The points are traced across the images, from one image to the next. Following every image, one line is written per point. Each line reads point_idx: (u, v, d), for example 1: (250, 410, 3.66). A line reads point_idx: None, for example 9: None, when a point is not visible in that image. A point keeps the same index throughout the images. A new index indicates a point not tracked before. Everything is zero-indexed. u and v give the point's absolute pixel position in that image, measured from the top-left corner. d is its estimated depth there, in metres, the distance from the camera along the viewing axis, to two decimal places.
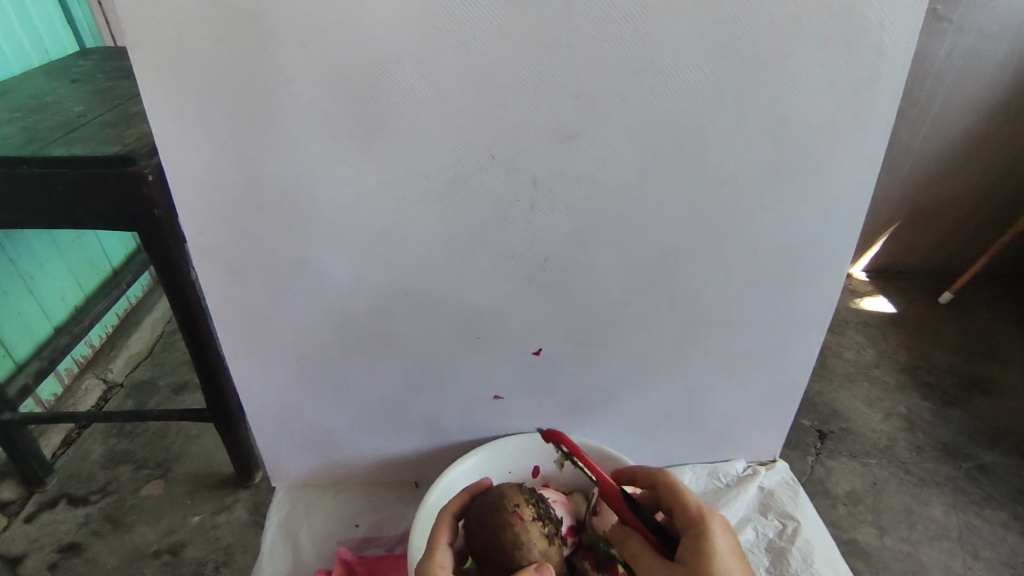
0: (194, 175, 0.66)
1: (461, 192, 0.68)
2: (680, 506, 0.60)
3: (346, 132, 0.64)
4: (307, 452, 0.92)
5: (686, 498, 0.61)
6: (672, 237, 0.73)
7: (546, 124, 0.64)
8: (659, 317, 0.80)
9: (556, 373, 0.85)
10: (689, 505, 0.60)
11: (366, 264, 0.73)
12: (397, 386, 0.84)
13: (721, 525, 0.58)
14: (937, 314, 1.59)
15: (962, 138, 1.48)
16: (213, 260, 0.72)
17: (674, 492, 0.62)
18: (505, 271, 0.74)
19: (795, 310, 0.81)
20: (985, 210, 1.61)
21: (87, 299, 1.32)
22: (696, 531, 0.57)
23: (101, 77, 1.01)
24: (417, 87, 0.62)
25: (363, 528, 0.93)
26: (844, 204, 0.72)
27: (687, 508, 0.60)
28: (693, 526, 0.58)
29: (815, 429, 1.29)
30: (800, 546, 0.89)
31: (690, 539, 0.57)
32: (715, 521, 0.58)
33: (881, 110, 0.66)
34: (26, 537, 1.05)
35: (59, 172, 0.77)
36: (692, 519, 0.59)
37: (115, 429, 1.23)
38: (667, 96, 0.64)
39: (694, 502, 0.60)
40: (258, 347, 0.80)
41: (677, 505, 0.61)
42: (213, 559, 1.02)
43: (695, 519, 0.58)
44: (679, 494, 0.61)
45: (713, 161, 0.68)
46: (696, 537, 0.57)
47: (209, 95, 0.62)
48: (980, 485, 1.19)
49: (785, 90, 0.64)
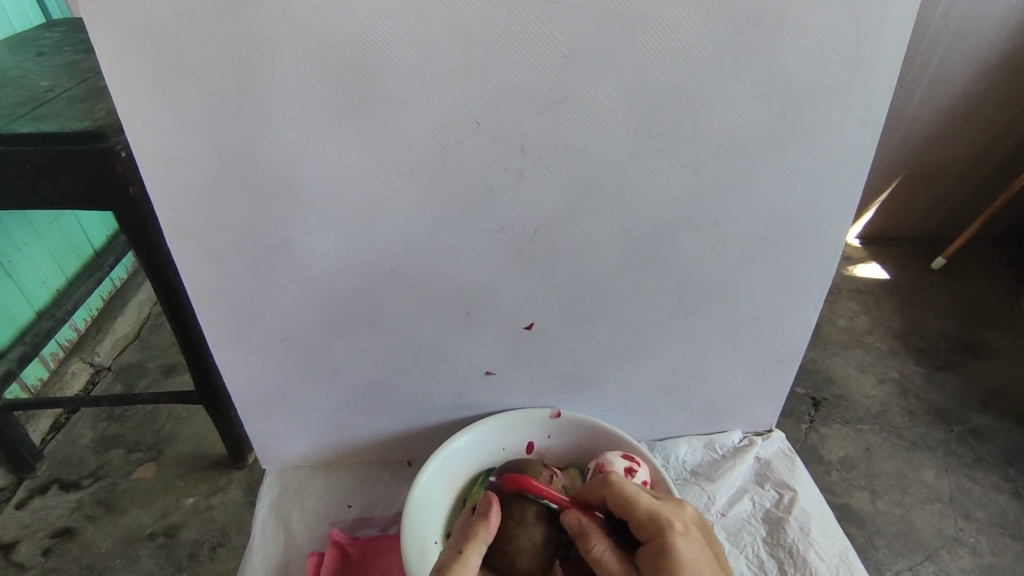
0: (166, 151, 0.63)
1: (448, 161, 0.65)
2: (635, 517, 0.57)
3: (326, 102, 0.61)
4: (296, 432, 0.90)
5: (640, 507, 0.57)
6: (664, 206, 0.71)
7: (536, 88, 0.61)
8: (653, 287, 0.78)
9: (548, 347, 0.83)
10: (645, 517, 0.56)
11: (350, 239, 0.70)
12: (387, 364, 0.83)
13: (682, 534, 0.55)
14: (929, 279, 1.58)
15: (960, 100, 1.45)
16: (190, 238, 0.69)
17: (624, 501, 0.58)
18: (495, 244, 0.72)
19: (792, 280, 0.79)
20: (980, 173, 1.59)
21: (69, 282, 1.28)
22: (657, 547, 0.55)
23: (69, 50, 0.96)
24: (400, 51, 0.58)
25: (356, 509, 0.92)
26: (843, 167, 0.70)
27: (643, 521, 0.57)
28: (653, 540, 0.56)
29: (808, 397, 1.29)
30: (797, 515, 0.89)
31: (651, 556, 0.55)
32: (675, 529, 0.55)
33: (883, 67, 0.63)
34: (18, 523, 1.03)
35: (25, 150, 0.73)
36: (651, 532, 0.56)
37: (104, 413, 1.21)
38: (661, 55, 0.61)
39: (649, 514, 0.56)
40: (242, 327, 0.77)
41: (632, 516, 0.57)
42: (209, 541, 1.01)
43: (653, 532, 0.56)
44: (632, 505, 0.57)
45: (709, 125, 0.65)
46: (658, 553, 0.55)
47: (179, 65, 0.58)
48: (971, 448, 1.20)
49: (785, 48, 0.61)
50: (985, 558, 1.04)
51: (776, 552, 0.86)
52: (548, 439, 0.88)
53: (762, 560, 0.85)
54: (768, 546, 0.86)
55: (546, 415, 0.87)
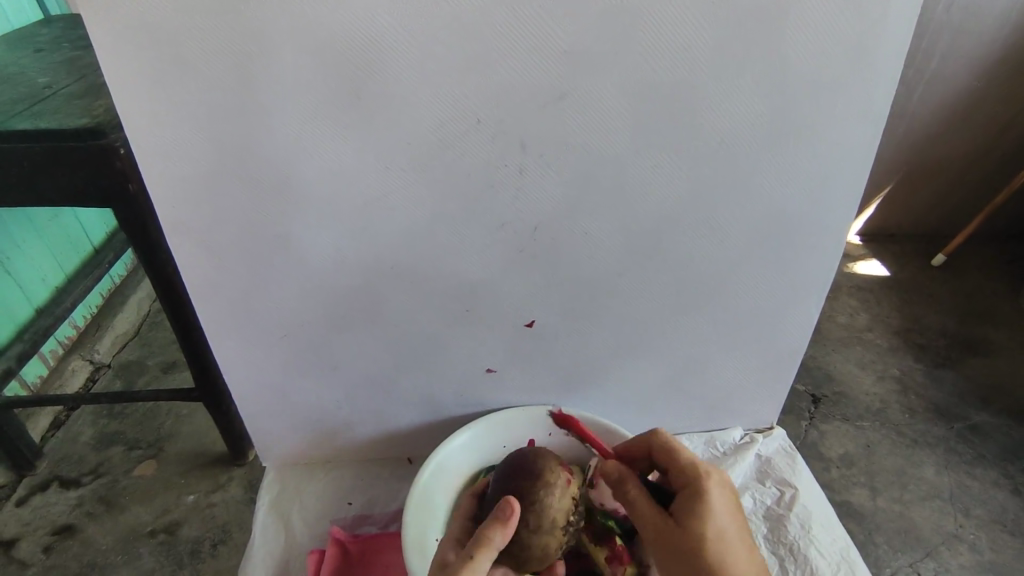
0: (165, 148, 0.63)
1: (448, 158, 0.65)
2: (677, 464, 0.61)
3: (325, 98, 0.60)
4: (297, 429, 0.90)
5: (683, 455, 0.61)
6: (665, 203, 0.70)
7: (536, 84, 0.61)
8: (653, 285, 0.78)
9: (549, 344, 0.83)
10: (686, 463, 0.60)
11: (349, 236, 0.70)
12: (387, 361, 0.82)
13: (718, 483, 0.58)
14: (929, 276, 1.58)
15: (961, 96, 1.45)
16: (189, 235, 0.69)
17: (669, 450, 0.62)
18: (495, 241, 0.71)
19: (792, 277, 0.79)
20: (981, 169, 1.58)
21: (68, 279, 1.28)
22: (693, 488, 0.58)
23: (67, 46, 0.95)
24: (400, 47, 0.58)
25: (356, 507, 0.92)
26: (844, 163, 0.70)
27: (683, 467, 0.60)
28: (690, 484, 0.58)
29: (809, 394, 1.29)
30: (797, 513, 0.89)
31: (686, 497, 0.57)
32: (712, 479, 0.58)
33: (885, 62, 0.63)
34: (19, 520, 1.03)
35: (23, 147, 0.72)
36: (688, 476, 0.59)
37: (104, 410, 1.21)
38: (662, 51, 0.60)
39: (689, 462, 0.60)
40: (242, 324, 0.77)
41: (674, 463, 0.61)
42: (210, 538, 1.01)
43: (689, 478, 0.59)
44: (674, 454, 0.61)
45: (710, 122, 0.65)
46: (692, 494, 0.57)
47: (178, 61, 0.58)
48: (971, 445, 1.20)
49: (787, 44, 0.61)
50: (984, 555, 1.04)
51: (777, 549, 0.86)
52: (549, 436, 0.88)
53: (762, 558, 0.85)
54: (769, 543, 0.86)
55: (547, 413, 0.87)
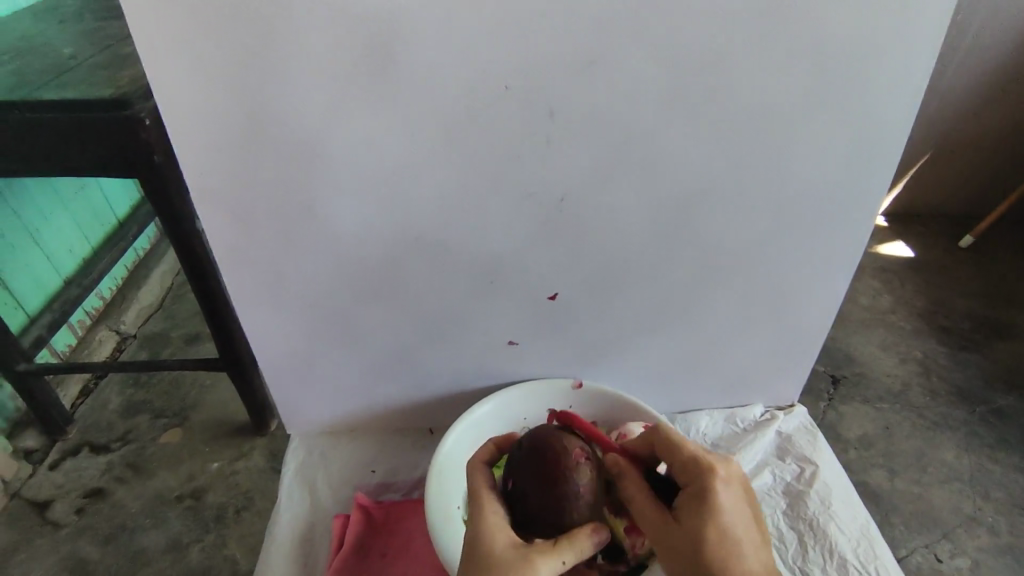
0: (191, 118, 0.63)
1: (473, 127, 0.64)
2: (679, 461, 0.55)
3: (352, 68, 0.60)
4: (320, 398, 0.92)
5: (685, 452, 0.55)
6: (690, 177, 0.70)
7: (564, 55, 0.60)
8: (677, 260, 0.77)
9: (570, 319, 0.83)
10: (688, 461, 0.55)
11: (374, 207, 0.70)
12: (409, 333, 0.83)
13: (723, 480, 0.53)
14: (956, 258, 1.55)
15: (996, 72, 1.41)
16: (215, 205, 0.70)
17: (669, 446, 0.57)
18: (520, 213, 0.71)
19: (818, 254, 0.78)
20: (1014, 148, 1.54)
21: (94, 251, 1.30)
22: (697, 490, 0.53)
23: (92, 17, 0.96)
24: (426, 14, 0.57)
25: (379, 474, 0.94)
26: (879, 137, 0.68)
27: (687, 462, 0.55)
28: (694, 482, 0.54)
29: (828, 374, 1.28)
30: (818, 489, 0.89)
31: (690, 500, 0.53)
32: (717, 478, 0.53)
33: (927, 30, 0.61)
34: (52, 483, 1.07)
35: (52, 116, 0.73)
36: (693, 475, 0.54)
37: (131, 379, 1.24)
38: (694, 20, 0.59)
39: (693, 456, 0.55)
40: (267, 294, 0.78)
41: (676, 459, 0.56)
42: (234, 504, 1.04)
43: (695, 474, 0.54)
44: (678, 448, 0.56)
45: (740, 93, 0.64)
46: (697, 498, 0.53)
47: (206, 29, 0.58)
48: (993, 429, 1.18)
49: (823, 12, 0.59)
50: (1003, 538, 1.03)
51: (796, 524, 0.86)
52: (569, 409, 0.88)
53: (782, 532, 0.85)
54: (787, 518, 0.87)
55: (568, 385, 0.87)
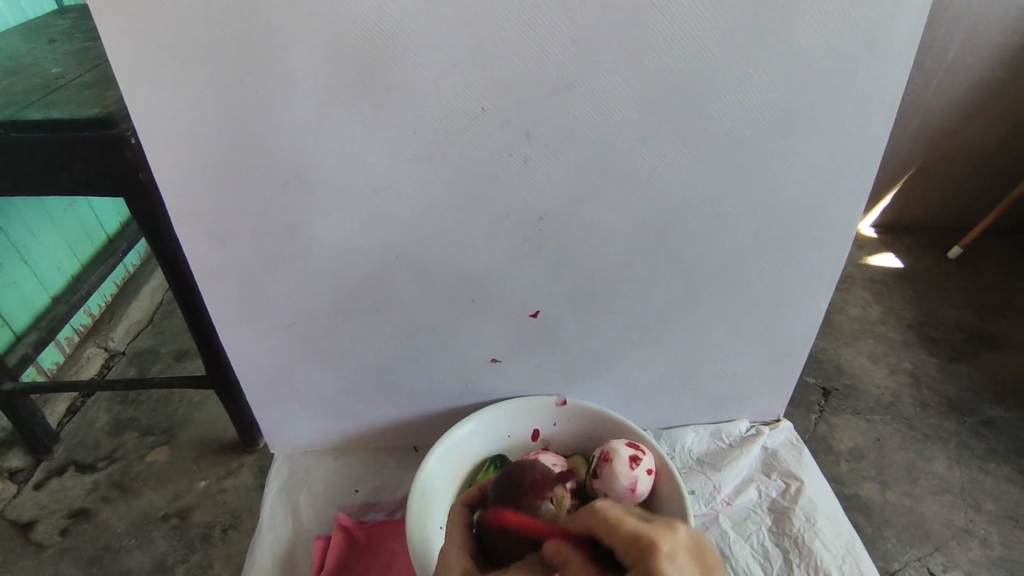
0: (173, 139, 0.63)
1: (455, 147, 0.65)
2: (619, 540, 0.43)
3: (332, 89, 0.60)
4: (305, 417, 0.91)
5: (623, 528, 0.43)
6: (671, 195, 0.70)
7: (544, 74, 0.61)
8: (661, 275, 0.77)
9: (555, 335, 0.83)
10: (627, 537, 0.43)
11: (358, 226, 0.70)
12: (394, 351, 0.83)
13: (669, 559, 0.40)
14: (945, 269, 1.56)
15: (980, 86, 1.42)
16: (198, 224, 0.70)
17: (603, 520, 0.45)
18: (503, 230, 0.71)
19: (802, 268, 0.78)
20: (1000, 161, 1.55)
21: (83, 268, 1.30)
22: None
23: (80, 36, 0.96)
24: (405, 37, 0.58)
25: (364, 493, 0.93)
26: (856, 153, 0.69)
27: (626, 541, 0.43)
28: (636, 565, 0.41)
29: (819, 386, 1.28)
30: (803, 506, 0.88)
31: None
32: (665, 557, 0.40)
33: (899, 49, 0.62)
34: (36, 503, 1.06)
35: (38, 135, 0.74)
36: (635, 557, 0.41)
37: (119, 397, 1.23)
38: (670, 41, 0.60)
39: (631, 531, 0.43)
40: (252, 313, 0.78)
41: (614, 539, 0.44)
42: (221, 523, 1.03)
43: (636, 555, 0.41)
44: (616, 528, 0.44)
45: (720, 110, 0.64)
46: None
47: (188, 52, 0.58)
48: (983, 440, 1.18)
49: (798, 32, 0.60)
50: (995, 550, 1.03)
51: (782, 541, 0.85)
52: (554, 426, 0.88)
53: (767, 549, 0.85)
54: (772, 535, 0.86)
55: (553, 403, 0.87)
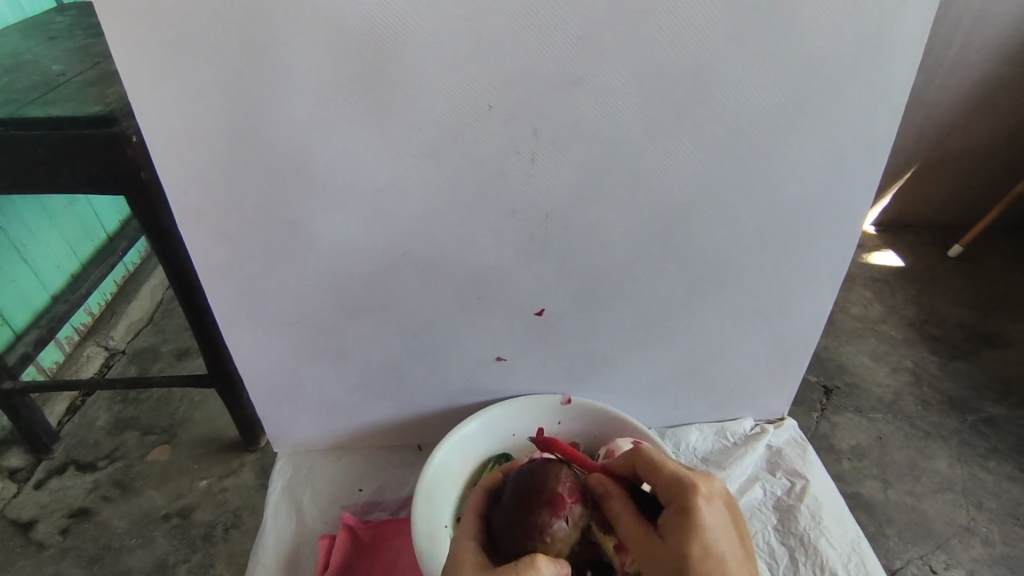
0: (175, 137, 0.63)
1: (460, 144, 0.64)
2: (661, 480, 0.55)
3: (337, 86, 0.60)
4: (307, 416, 0.91)
5: (665, 471, 0.55)
6: (676, 192, 0.70)
7: (550, 71, 0.60)
8: (665, 274, 0.77)
9: (559, 333, 0.83)
10: (669, 479, 0.54)
11: (361, 224, 0.70)
12: (397, 350, 0.83)
13: (705, 498, 0.52)
14: (946, 267, 1.56)
15: (981, 84, 1.42)
16: (200, 222, 0.69)
17: (652, 465, 0.56)
18: (508, 228, 0.71)
19: (807, 267, 0.78)
20: (1000, 159, 1.55)
21: (83, 266, 1.29)
22: (679, 509, 0.52)
23: (80, 33, 0.95)
24: (410, 33, 0.57)
25: (367, 492, 0.93)
26: (863, 151, 0.68)
27: (668, 481, 0.54)
28: (676, 500, 0.53)
29: (821, 385, 1.28)
30: (808, 504, 0.88)
31: (673, 519, 0.52)
32: (699, 496, 0.52)
33: (907, 46, 0.62)
34: (36, 503, 1.05)
35: (38, 133, 0.73)
36: (674, 492, 0.53)
37: (120, 396, 1.23)
38: (676, 37, 0.59)
39: (674, 474, 0.54)
40: (254, 311, 0.78)
41: (657, 478, 0.56)
42: (223, 522, 1.02)
43: (677, 492, 0.53)
44: (659, 467, 0.56)
45: (726, 107, 0.64)
46: (679, 515, 0.52)
47: (191, 48, 0.58)
48: (985, 438, 1.18)
49: (804, 29, 0.60)
50: (997, 548, 1.03)
51: (787, 540, 0.85)
52: (558, 424, 0.88)
53: (772, 548, 0.85)
54: (777, 534, 0.86)
55: (557, 401, 0.87)
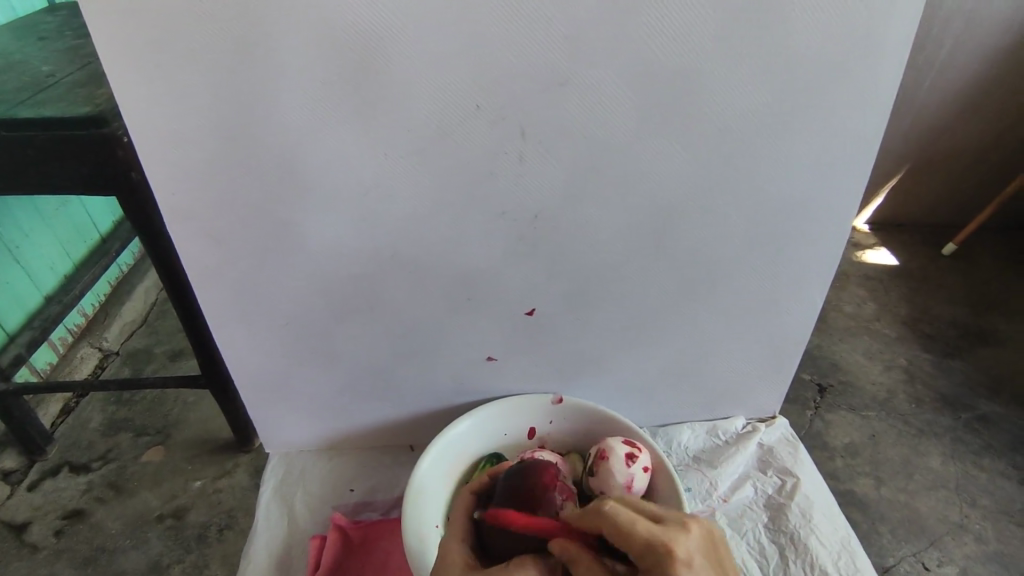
0: (164, 138, 0.63)
1: (449, 145, 0.64)
2: (630, 547, 0.46)
3: (325, 87, 0.60)
4: (300, 416, 0.91)
5: (634, 537, 0.46)
6: (666, 191, 0.70)
7: (538, 72, 0.60)
8: (657, 273, 0.77)
9: (551, 332, 0.83)
10: (639, 547, 0.46)
11: (352, 224, 0.70)
12: (389, 350, 0.83)
13: (684, 565, 0.45)
14: (940, 266, 1.56)
15: (974, 83, 1.42)
16: (190, 223, 0.69)
17: (616, 530, 0.47)
18: (499, 227, 0.71)
19: (797, 266, 0.79)
20: (993, 158, 1.56)
21: (76, 267, 1.29)
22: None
23: (71, 34, 0.95)
24: (398, 33, 0.57)
25: (359, 493, 0.93)
26: (852, 150, 0.69)
27: (638, 548, 0.46)
28: (651, 568, 0.46)
29: (814, 383, 1.28)
30: (799, 502, 0.89)
31: None
32: (676, 562, 0.45)
33: (894, 46, 0.62)
34: (30, 504, 1.05)
35: (27, 134, 0.73)
36: (647, 558, 0.46)
37: (113, 397, 1.23)
38: (665, 37, 0.59)
39: (644, 539, 0.46)
40: (245, 312, 0.78)
41: (625, 544, 0.47)
42: (216, 523, 1.02)
43: (651, 559, 0.46)
44: (625, 534, 0.46)
45: (715, 107, 0.64)
46: None
47: (179, 49, 0.58)
48: (978, 435, 1.19)
49: (792, 29, 0.60)
50: (990, 545, 1.03)
51: (778, 538, 0.86)
52: (550, 424, 0.88)
53: (763, 546, 0.85)
54: (768, 532, 0.86)
55: (548, 401, 0.87)
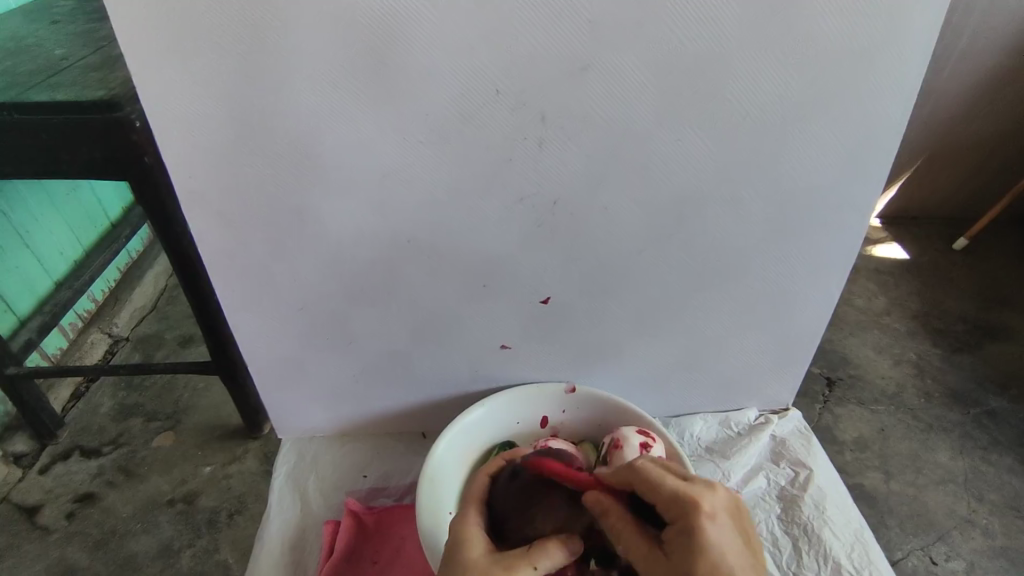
0: (180, 122, 0.63)
1: (466, 131, 0.64)
2: (661, 497, 0.52)
3: (343, 70, 0.60)
4: (312, 403, 0.91)
5: (665, 489, 0.52)
6: (684, 181, 0.69)
7: (559, 57, 0.60)
8: (671, 264, 0.77)
9: (564, 321, 0.83)
10: (670, 497, 0.51)
11: (367, 210, 0.70)
12: (402, 337, 0.83)
13: (710, 516, 0.50)
14: (950, 260, 1.55)
15: (991, 75, 1.41)
16: (205, 207, 0.69)
17: (649, 483, 0.53)
18: (515, 215, 0.71)
19: (814, 257, 0.78)
20: (1006, 152, 1.55)
21: (86, 253, 1.29)
22: (683, 527, 0.50)
23: (83, 17, 0.95)
24: (418, 17, 0.57)
25: (371, 479, 0.93)
26: (873, 140, 0.68)
27: (667, 500, 0.52)
28: (679, 519, 0.50)
29: (824, 376, 1.27)
30: (812, 494, 0.89)
31: (677, 536, 0.50)
32: (704, 515, 0.50)
33: (920, 34, 0.61)
34: (42, 487, 1.06)
35: (41, 118, 0.73)
36: (677, 509, 0.51)
37: (124, 382, 1.23)
38: (688, 22, 0.59)
39: (674, 493, 0.51)
40: (259, 298, 0.77)
41: (656, 496, 0.52)
42: (227, 508, 1.03)
43: (679, 511, 0.51)
44: (657, 484, 0.53)
45: (736, 95, 0.63)
46: (684, 533, 0.50)
47: (196, 31, 0.57)
48: (987, 431, 1.18)
49: (817, 16, 0.59)
50: (997, 539, 1.03)
51: (790, 529, 0.86)
52: (563, 413, 0.88)
53: (776, 536, 0.85)
54: (781, 523, 0.86)
55: (561, 390, 0.87)
